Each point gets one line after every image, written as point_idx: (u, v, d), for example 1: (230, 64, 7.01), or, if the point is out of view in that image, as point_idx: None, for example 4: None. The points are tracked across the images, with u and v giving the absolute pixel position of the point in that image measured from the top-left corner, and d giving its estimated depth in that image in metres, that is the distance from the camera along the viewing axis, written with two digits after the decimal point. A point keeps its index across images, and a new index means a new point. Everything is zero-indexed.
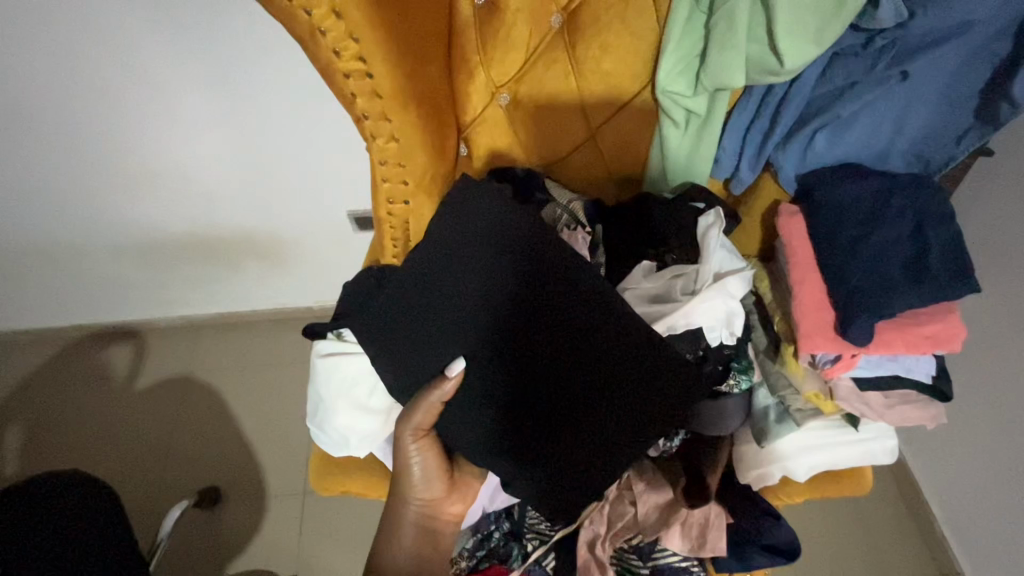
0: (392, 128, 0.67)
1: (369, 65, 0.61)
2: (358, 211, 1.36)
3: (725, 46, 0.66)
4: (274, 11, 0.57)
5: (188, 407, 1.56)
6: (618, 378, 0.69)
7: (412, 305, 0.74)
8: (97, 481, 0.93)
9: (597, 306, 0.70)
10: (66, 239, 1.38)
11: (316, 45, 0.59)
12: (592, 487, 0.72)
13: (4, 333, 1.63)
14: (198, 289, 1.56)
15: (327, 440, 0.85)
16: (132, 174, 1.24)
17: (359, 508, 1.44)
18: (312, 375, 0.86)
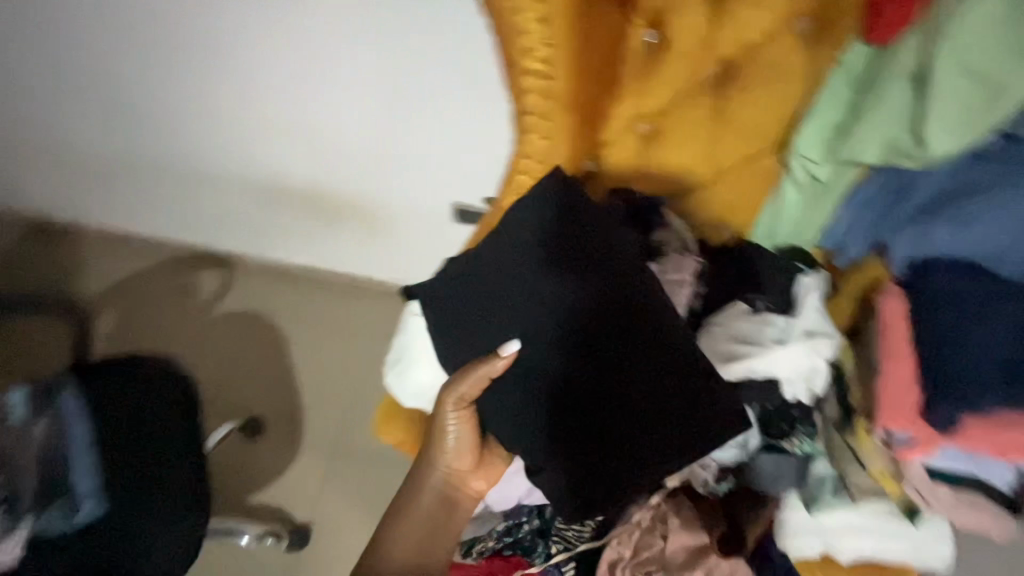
0: (547, 126, 0.78)
1: (550, 68, 0.71)
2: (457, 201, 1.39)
3: (869, 123, 0.72)
4: (491, 7, 0.68)
5: (250, 346, 1.65)
6: (652, 400, 0.75)
7: (484, 283, 0.81)
8: (167, 372, 0.97)
9: (666, 326, 0.76)
10: (178, 167, 1.44)
11: (514, 44, 0.70)
12: (604, 496, 0.76)
13: (107, 234, 1.76)
14: (281, 240, 1.60)
15: (404, 391, 0.92)
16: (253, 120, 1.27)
17: (380, 478, 1.48)
18: (399, 331, 0.94)
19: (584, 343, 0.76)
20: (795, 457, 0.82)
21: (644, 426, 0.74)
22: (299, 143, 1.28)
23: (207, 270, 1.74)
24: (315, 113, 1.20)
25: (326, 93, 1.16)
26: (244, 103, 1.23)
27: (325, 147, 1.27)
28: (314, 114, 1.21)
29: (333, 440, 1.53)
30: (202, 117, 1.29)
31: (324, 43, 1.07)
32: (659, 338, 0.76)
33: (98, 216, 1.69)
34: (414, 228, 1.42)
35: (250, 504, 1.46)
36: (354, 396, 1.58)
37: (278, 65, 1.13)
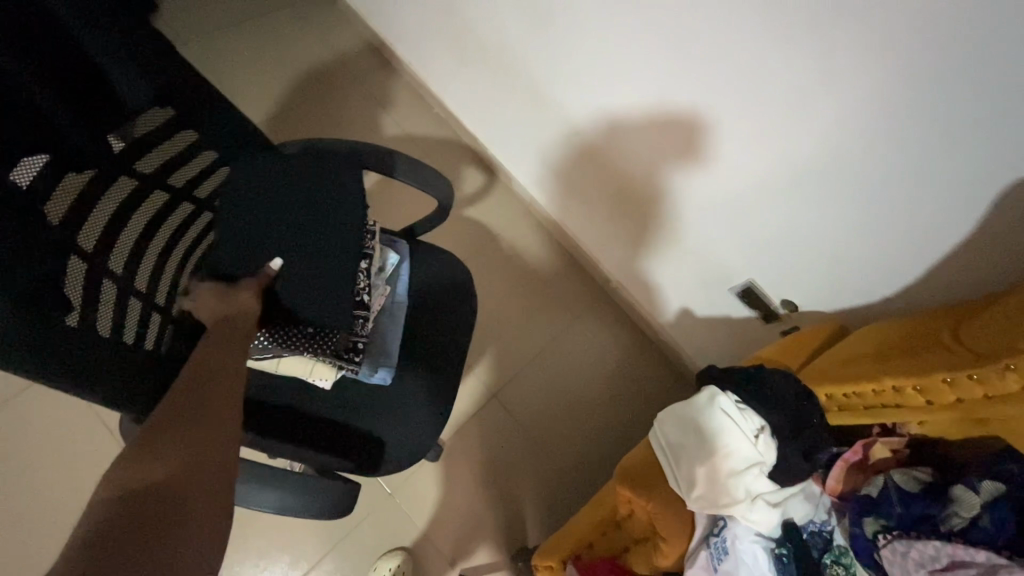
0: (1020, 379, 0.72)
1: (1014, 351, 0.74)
2: (759, 286, 1.28)
3: None
4: (928, 327, 0.88)
5: (477, 260, 1.73)
6: (336, 278, 0.83)
7: (296, 239, 0.81)
8: (473, 308, 1.04)
9: (353, 219, 0.86)
10: (537, 85, 1.39)
11: (943, 343, 0.84)
12: (313, 437, 0.90)
13: (427, 90, 1.86)
14: (568, 196, 1.59)
15: (676, 476, 0.92)
16: (646, 98, 1.15)
17: (511, 451, 1.55)
18: (684, 415, 0.94)
19: (306, 226, 0.82)
20: None
21: (331, 313, 0.82)
22: (668, 155, 1.21)
23: (482, 174, 1.83)
24: (705, 156, 1.14)
25: (735, 151, 1.08)
26: (644, 97, 1.16)
27: (686, 178, 1.21)
28: (704, 158, 1.14)
29: (497, 385, 1.61)
30: (590, 75, 1.24)
31: (781, 128, 0.98)
32: (335, 195, 0.85)
33: (429, 74, 1.78)
34: (696, 269, 1.38)
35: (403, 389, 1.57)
36: (536, 363, 1.64)
37: (715, 93, 1.02)
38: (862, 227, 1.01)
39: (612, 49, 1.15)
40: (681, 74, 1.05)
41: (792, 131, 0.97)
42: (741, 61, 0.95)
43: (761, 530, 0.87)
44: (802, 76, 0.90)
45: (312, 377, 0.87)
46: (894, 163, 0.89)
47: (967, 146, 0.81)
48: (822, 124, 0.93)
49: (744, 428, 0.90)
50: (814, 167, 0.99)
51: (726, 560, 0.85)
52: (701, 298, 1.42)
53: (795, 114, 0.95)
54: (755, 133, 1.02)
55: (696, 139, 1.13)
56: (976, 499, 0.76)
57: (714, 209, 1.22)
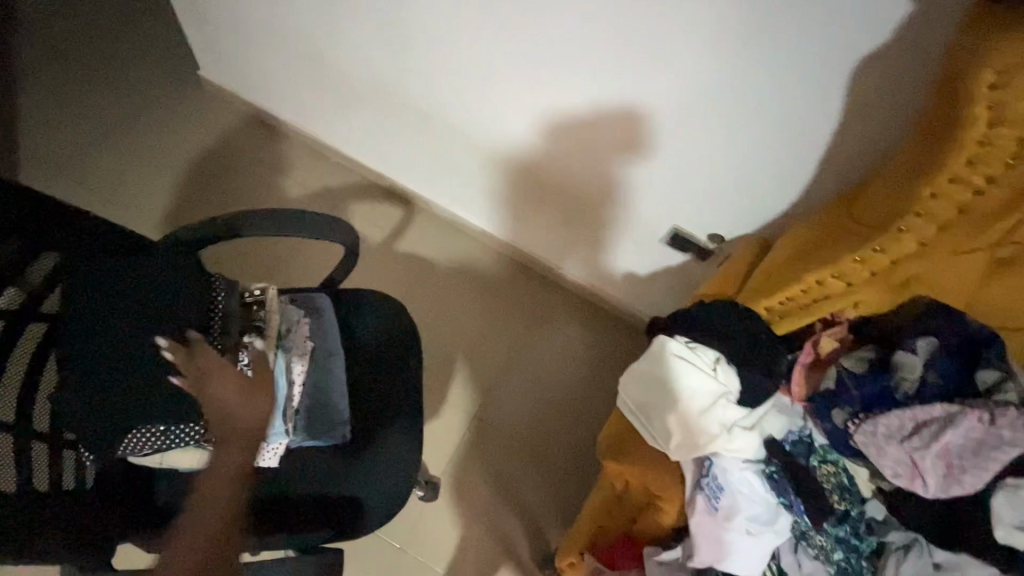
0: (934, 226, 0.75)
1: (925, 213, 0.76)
2: (684, 230, 1.31)
3: None
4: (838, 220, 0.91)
5: (419, 291, 1.72)
6: (171, 366, 0.75)
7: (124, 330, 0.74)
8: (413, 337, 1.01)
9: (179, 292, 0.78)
10: (423, 106, 1.43)
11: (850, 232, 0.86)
12: (290, 515, 0.87)
13: (322, 145, 1.85)
14: (484, 203, 1.64)
15: (651, 431, 0.92)
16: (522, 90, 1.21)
17: (509, 464, 1.53)
18: (643, 371, 0.93)
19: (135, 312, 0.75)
20: None
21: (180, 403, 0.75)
22: (560, 134, 1.25)
23: (398, 207, 1.82)
24: (590, 124, 1.18)
25: (619, 114, 1.13)
26: (526, 88, 1.20)
27: (584, 150, 1.25)
28: (594, 130, 1.19)
29: (476, 405, 1.58)
30: (468, 81, 1.28)
31: (652, 80, 1.04)
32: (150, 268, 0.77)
33: (320, 125, 1.77)
34: (624, 232, 1.40)
35: None
36: (505, 371, 1.63)
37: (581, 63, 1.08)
38: (749, 148, 1.06)
39: (476, 51, 1.20)
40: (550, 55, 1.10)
41: (662, 80, 1.03)
42: (600, 26, 1.01)
43: (748, 455, 0.88)
44: (656, 25, 0.96)
45: (201, 464, 0.81)
46: (760, 80, 0.95)
47: (805, 46, 0.88)
48: (682, 67, 0.99)
49: (697, 363, 0.91)
50: (692, 107, 1.04)
51: (724, 496, 0.87)
52: (638, 257, 1.45)
53: (660, 62, 1.00)
54: (632, 93, 1.08)
55: (577, 113, 1.17)
56: (914, 360, 0.79)
57: (618, 172, 1.26)
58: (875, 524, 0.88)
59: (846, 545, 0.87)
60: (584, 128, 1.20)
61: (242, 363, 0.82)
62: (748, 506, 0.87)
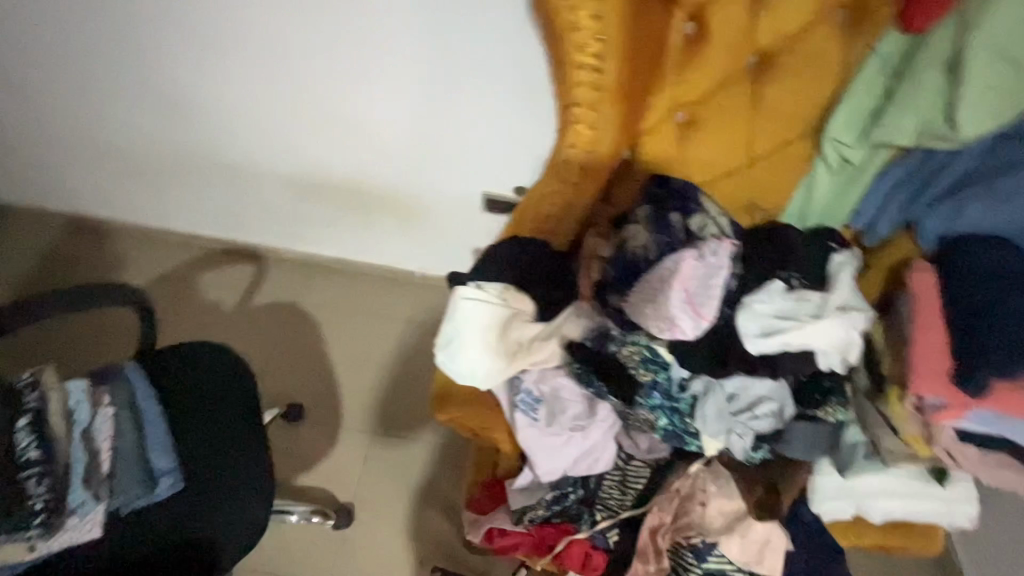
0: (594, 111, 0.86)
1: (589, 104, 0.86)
2: (493, 193, 1.47)
3: (904, 106, 0.73)
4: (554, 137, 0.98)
5: (289, 335, 1.73)
6: None
7: None
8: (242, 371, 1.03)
9: None
10: (236, 158, 1.54)
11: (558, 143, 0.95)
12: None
13: (150, 230, 1.81)
14: (324, 231, 1.71)
15: (456, 370, 0.96)
16: (313, 114, 1.38)
17: (418, 463, 1.55)
18: (445, 322, 0.99)
19: None
20: (829, 425, 0.89)
21: None
22: (359, 137, 1.41)
23: (248, 265, 1.83)
24: (380, 125, 1.37)
25: (392, 113, 1.34)
26: (316, 112, 1.38)
27: (385, 144, 1.40)
28: (382, 133, 1.39)
29: (373, 420, 1.60)
30: (266, 120, 1.42)
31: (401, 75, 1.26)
32: None
33: (143, 214, 1.76)
34: (449, 214, 1.55)
35: (292, 487, 1.51)
36: (393, 379, 1.66)
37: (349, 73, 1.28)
38: (501, 107, 1.27)
39: (261, 90, 1.35)
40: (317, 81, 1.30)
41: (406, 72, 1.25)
42: (346, 41, 1.22)
43: (554, 362, 0.97)
44: (380, 35, 1.19)
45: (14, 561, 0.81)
46: (476, 49, 1.17)
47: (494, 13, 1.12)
48: (420, 52, 1.20)
49: (488, 298, 0.98)
50: (439, 90, 1.26)
51: (542, 405, 0.95)
52: (470, 231, 1.59)
53: (397, 61, 1.23)
54: (396, 86, 1.28)
55: (365, 116, 1.35)
56: (640, 228, 0.90)
57: (418, 156, 1.42)
58: (683, 382, 0.94)
59: (665, 411, 0.95)
60: (377, 130, 1.38)
61: (20, 450, 0.84)
62: (566, 407, 0.95)
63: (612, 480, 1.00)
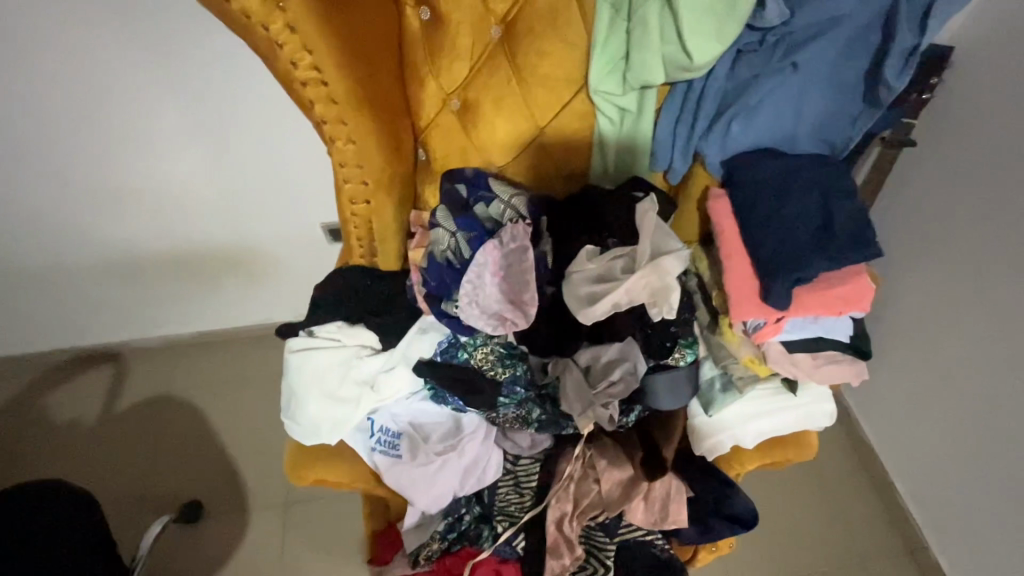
0: (348, 130, 0.75)
1: (347, 122, 0.74)
2: (333, 223, 1.42)
3: (641, 48, 0.73)
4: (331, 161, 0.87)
5: (167, 430, 1.56)
6: None
7: None
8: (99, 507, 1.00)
9: None
10: (45, 254, 1.39)
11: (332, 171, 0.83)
12: None
13: None
14: (177, 307, 1.57)
15: (301, 429, 0.88)
16: (112, 184, 1.27)
17: (342, 516, 1.44)
18: (284, 377, 0.90)
19: None
20: (683, 368, 0.87)
21: None
22: (174, 194, 1.31)
23: (105, 367, 1.64)
24: (189, 177, 1.28)
25: (198, 165, 1.26)
26: (116, 183, 1.27)
27: (203, 195, 1.32)
28: (195, 188, 1.30)
29: (283, 489, 1.48)
30: (64, 201, 1.29)
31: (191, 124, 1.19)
32: None
33: None
34: (299, 252, 1.48)
35: None
36: None
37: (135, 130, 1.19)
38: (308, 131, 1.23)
39: (45, 169, 1.23)
40: (106, 152, 1.22)
41: (195, 121, 1.19)
42: (116, 95, 1.13)
43: (406, 390, 0.91)
44: (152, 90, 1.14)
45: None
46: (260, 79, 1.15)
47: None
48: (202, 90, 1.15)
49: (322, 343, 0.90)
50: (235, 130, 1.21)
51: (402, 439, 0.89)
52: (328, 266, 1.51)
53: (181, 112, 1.17)
54: (189, 132, 1.20)
55: (169, 170, 1.26)
56: (444, 228, 0.85)
57: (244, 198, 1.34)
58: (544, 364, 0.91)
59: (535, 401, 0.92)
60: (189, 183, 1.29)
61: None
62: (430, 431, 0.91)
63: (506, 484, 0.97)
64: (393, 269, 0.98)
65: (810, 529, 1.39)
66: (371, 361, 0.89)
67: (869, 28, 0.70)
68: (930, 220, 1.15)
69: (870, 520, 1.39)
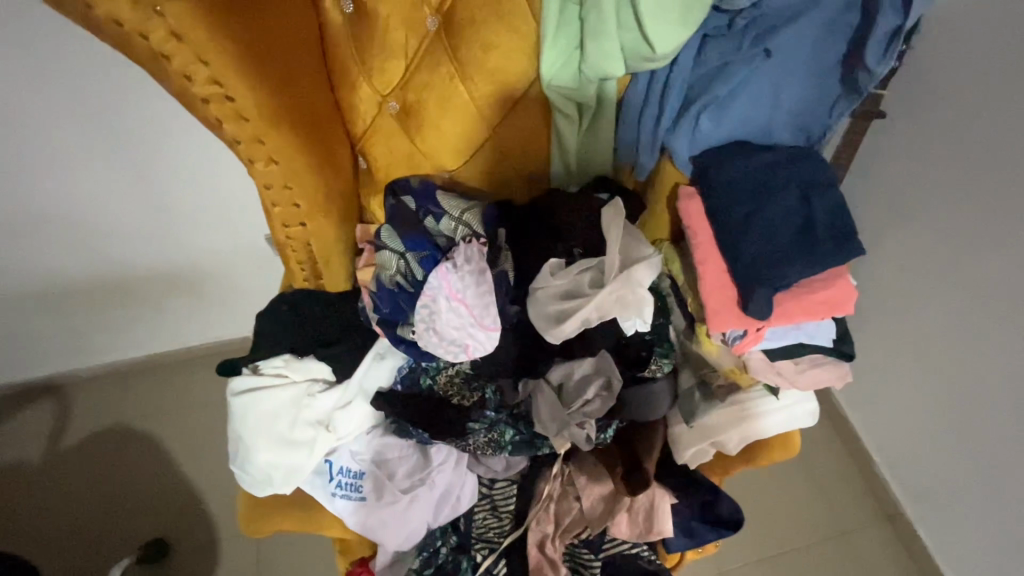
0: (268, 150, 0.65)
1: (265, 140, 0.64)
2: None
3: (599, 38, 0.66)
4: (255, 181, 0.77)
5: (122, 465, 1.45)
6: None
7: None
8: None
9: None
10: None
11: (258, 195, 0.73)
12: None
13: None
14: (119, 333, 1.44)
15: (251, 479, 0.80)
16: (20, 207, 1.13)
17: (317, 539, 1.37)
18: (228, 421, 0.81)
19: None
20: (661, 378, 0.82)
21: None
22: (95, 212, 1.17)
23: (42, 405, 1.50)
24: (110, 193, 1.14)
25: (119, 180, 1.13)
26: (24, 205, 1.12)
27: (129, 212, 1.18)
28: (116, 205, 1.17)
29: None
30: None
31: (97, 135, 1.06)
32: None
33: None
34: (248, 265, 1.36)
35: None
36: None
37: (38, 145, 1.04)
38: None
39: None
40: (7, 171, 1.07)
41: (101, 133, 1.05)
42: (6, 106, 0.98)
43: (366, 424, 0.85)
44: (49, 98, 0.99)
45: None
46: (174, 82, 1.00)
47: None
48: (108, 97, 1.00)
49: (270, 382, 0.80)
50: (151, 138, 1.07)
51: (365, 478, 0.83)
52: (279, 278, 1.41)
53: (87, 122, 1.03)
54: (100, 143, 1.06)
55: (84, 187, 1.12)
56: (392, 250, 0.77)
57: (176, 212, 1.21)
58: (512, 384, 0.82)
59: (507, 423, 0.84)
60: (110, 199, 1.15)
61: None
62: (395, 467, 0.84)
63: (483, 509, 0.91)
64: (343, 289, 0.88)
65: (795, 508, 1.39)
66: (325, 399, 0.81)
67: (850, 7, 0.64)
68: (906, 195, 1.12)
69: (851, 493, 1.41)
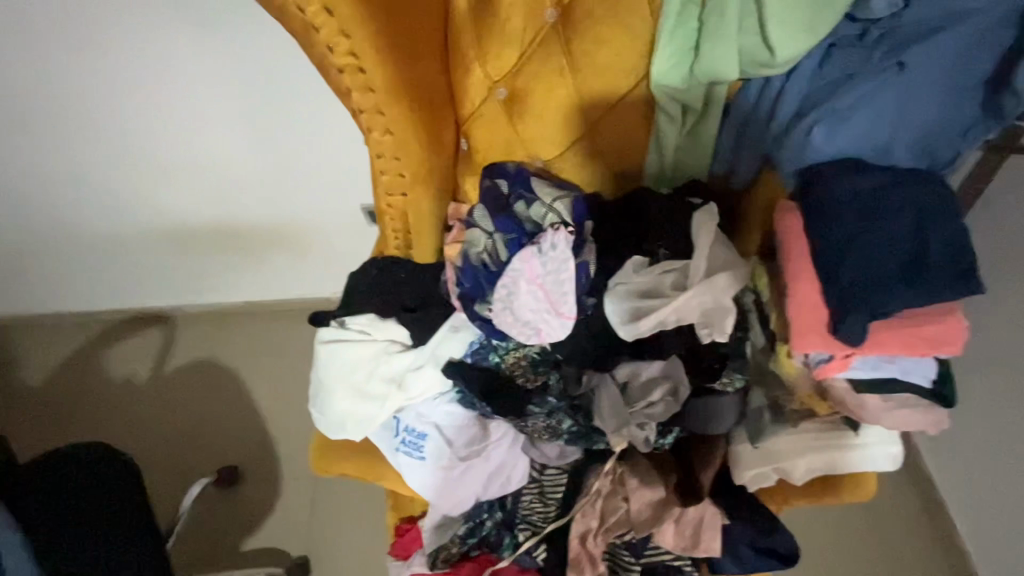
0: (386, 121, 0.70)
1: (384, 112, 0.69)
2: None
3: (717, 37, 0.68)
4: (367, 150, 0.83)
5: (212, 394, 1.62)
6: None
7: None
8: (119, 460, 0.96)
9: None
10: (104, 217, 1.43)
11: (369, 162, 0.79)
12: None
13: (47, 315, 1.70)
14: (225, 277, 1.61)
15: (327, 421, 0.88)
16: (165, 151, 1.29)
17: (368, 492, 1.46)
18: (314, 365, 0.89)
19: None
20: (730, 394, 0.82)
21: None
22: (223, 165, 1.31)
23: (155, 332, 1.70)
24: (237, 148, 1.28)
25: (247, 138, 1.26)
26: (169, 151, 1.28)
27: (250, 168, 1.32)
28: (241, 161, 1.30)
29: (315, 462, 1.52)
30: (121, 167, 1.32)
31: (234, 96, 1.19)
32: None
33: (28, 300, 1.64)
34: (342, 230, 1.47)
35: (242, 552, 1.43)
36: None
37: (188, 100, 1.19)
38: None
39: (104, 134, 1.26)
40: (161, 120, 1.23)
41: (239, 96, 1.18)
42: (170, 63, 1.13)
43: (435, 390, 0.88)
44: (204, 59, 1.13)
45: None
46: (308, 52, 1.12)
47: None
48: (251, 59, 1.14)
49: (353, 337, 0.87)
50: (279, 102, 1.19)
51: (427, 440, 0.88)
52: (366, 246, 1.51)
53: (231, 83, 1.16)
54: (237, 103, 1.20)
55: (218, 140, 1.27)
56: (482, 229, 0.81)
57: (289, 173, 1.33)
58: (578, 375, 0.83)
59: (566, 412, 0.85)
60: (237, 154, 1.29)
61: None
62: (454, 435, 0.89)
63: (531, 493, 0.93)
64: (429, 262, 0.93)
65: (854, 559, 1.30)
66: (400, 360, 0.87)
67: (1003, 23, 0.62)
68: None
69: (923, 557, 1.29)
